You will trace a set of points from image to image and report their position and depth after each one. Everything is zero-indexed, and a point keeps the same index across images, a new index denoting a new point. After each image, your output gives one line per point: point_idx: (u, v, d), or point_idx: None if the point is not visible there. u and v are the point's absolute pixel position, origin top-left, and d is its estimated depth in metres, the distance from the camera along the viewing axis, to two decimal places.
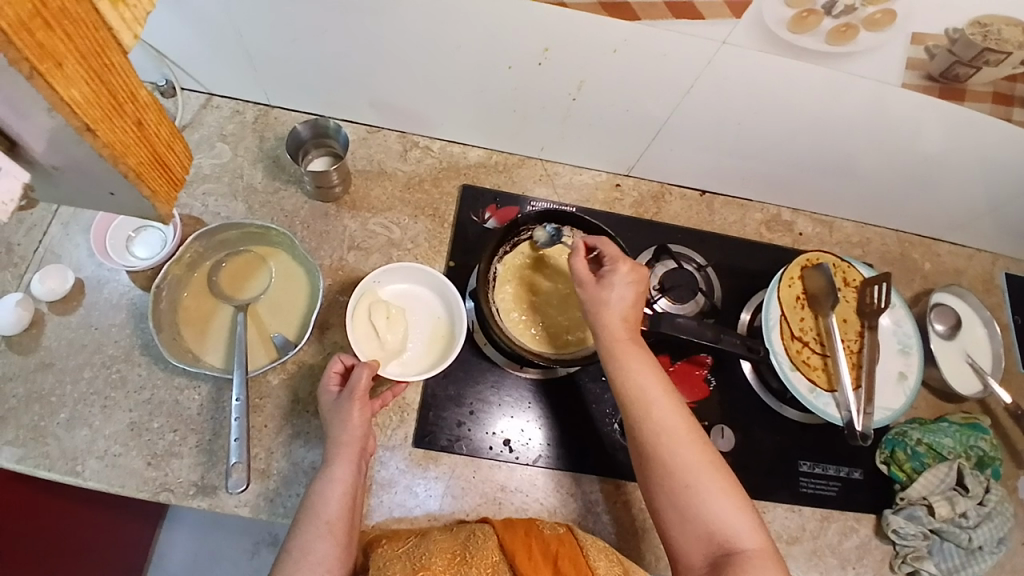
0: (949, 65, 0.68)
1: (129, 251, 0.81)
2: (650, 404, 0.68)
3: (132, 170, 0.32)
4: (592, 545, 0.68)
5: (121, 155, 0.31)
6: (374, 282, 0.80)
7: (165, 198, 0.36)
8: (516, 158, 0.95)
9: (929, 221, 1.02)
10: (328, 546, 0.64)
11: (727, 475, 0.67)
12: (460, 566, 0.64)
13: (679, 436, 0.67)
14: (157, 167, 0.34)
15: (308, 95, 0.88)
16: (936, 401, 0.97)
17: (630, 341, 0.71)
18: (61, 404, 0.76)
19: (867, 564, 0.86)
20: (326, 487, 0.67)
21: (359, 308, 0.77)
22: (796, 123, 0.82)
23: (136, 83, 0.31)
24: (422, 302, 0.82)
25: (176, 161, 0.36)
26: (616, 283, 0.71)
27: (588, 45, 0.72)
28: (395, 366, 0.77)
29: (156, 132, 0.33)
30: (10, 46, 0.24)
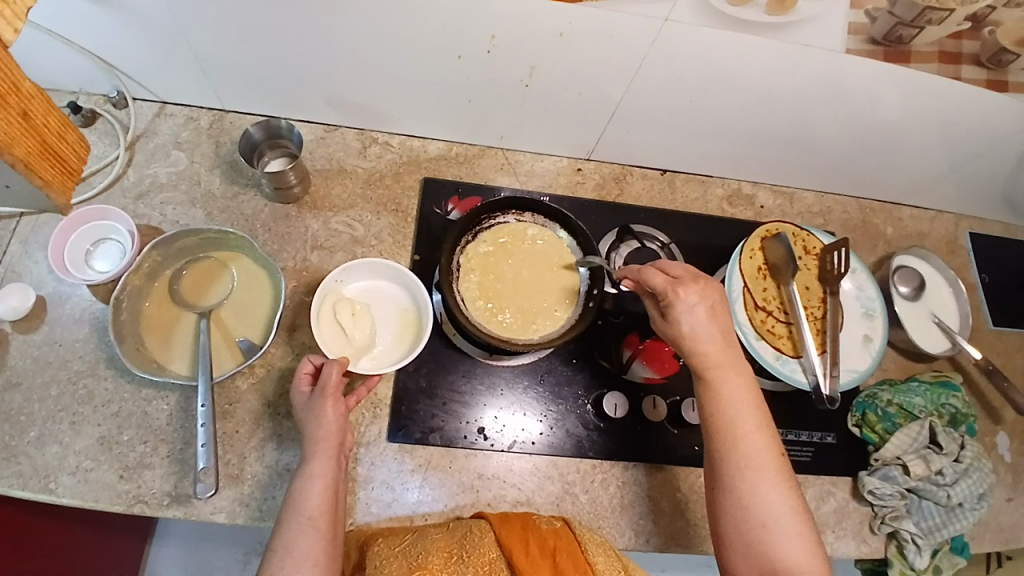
0: (891, 27, 0.70)
1: (89, 264, 0.80)
2: (742, 438, 0.68)
3: (22, 159, 0.38)
4: (590, 540, 0.69)
5: (9, 146, 0.36)
6: (336, 281, 0.80)
7: (57, 183, 0.41)
8: (476, 149, 0.95)
9: (890, 187, 1.03)
10: (311, 542, 0.64)
11: (805, 518, 0.67)
12: (459, 565, 0.64)
13: (766, 475, 0.66)
14: (47, 157, 0.40)
15: (261, 97, 0.88)
16: (906, 363, 0.98)
17: (726, 369, 0.70)
18: (30, 422, 0.75)
19: (846, 527, 0.88)
20: (307, 485, 0.67)
21: (323, 307, 0.77)
22: (749, 98, 0.83)
23: (19, 80, 0.36)
24: (387, 297, 0.82)
25: (64, 149, 0.41)
26: (684, 317, 0.70)
27: (534, 32, 0.73)
28: (367, 360, 0.77)
29: (43, 122, 0.39)
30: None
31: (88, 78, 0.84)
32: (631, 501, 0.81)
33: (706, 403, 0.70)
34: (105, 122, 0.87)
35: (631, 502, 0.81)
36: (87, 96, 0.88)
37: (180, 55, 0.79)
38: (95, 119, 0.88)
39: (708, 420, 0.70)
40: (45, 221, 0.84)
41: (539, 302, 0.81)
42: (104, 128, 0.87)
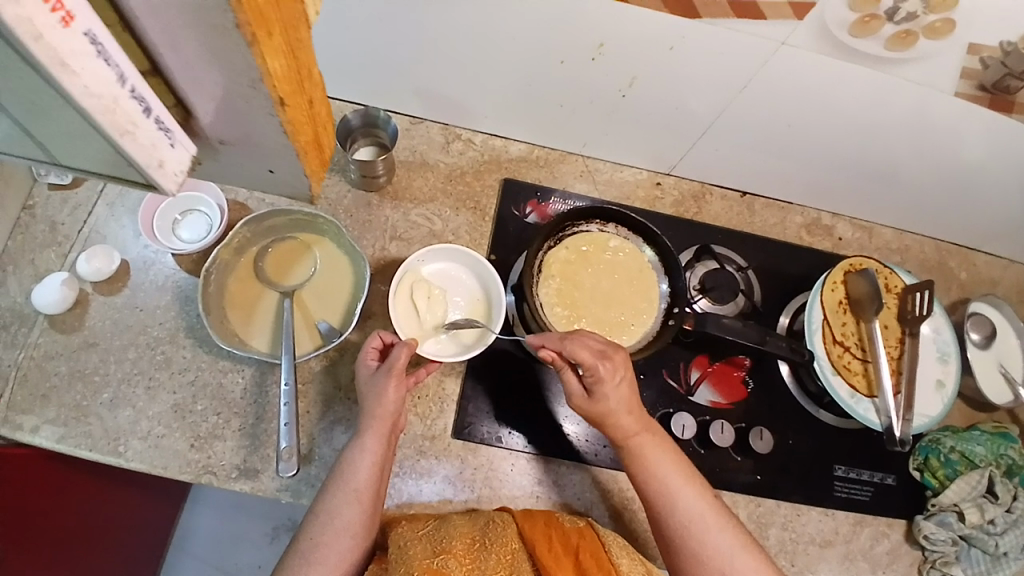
0: (1000, 77, 0.69)
1: (175, 233, 0.81)
2: (675, 495, 0.70)
3: (303, 147, 0.32)
4: (614, 542, 0.67)
5: (297, 132, 0.31)
6: (420, 262, 0.81)
7: (319, 177, 0.35)
8: (558, 154, 0.95)
9: (968, 231, 1.02)
10: (351, 514, 0.67)
11: (758, 551, 0.70)
12: (480, 552, 0.64)
13: (710, 522, 0.69)
14: (318, 148, 0.34)
15: (354, 84, 0.88)
16: (969, 410, 0.97)
17: (642, 434, 0.72)
18: (105, 384, 0.76)
19: (897, 569, 0.87)
20: (357, 459, 0.69)
21: (402, 286, 0.78)
22: (848, 128, 0.82)
23: (309, 63, 0.31)
24: (463, 286, 0.82)
25: (324, 142, 0.35)
26: (610, 392, 0.69)
27: (643, 42, 0.72)
28: (433, 344, 0.77)
29: (321, 112, 0.33)
30: (240, 7, 0.23)
31: None
32: None
33: (637, 472, 0.71)
34: None
35: None
36: None
37: None
38: None
39: (642, 485, 0.71)
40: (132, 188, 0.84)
41: (615, 314, 0.81)
42: None
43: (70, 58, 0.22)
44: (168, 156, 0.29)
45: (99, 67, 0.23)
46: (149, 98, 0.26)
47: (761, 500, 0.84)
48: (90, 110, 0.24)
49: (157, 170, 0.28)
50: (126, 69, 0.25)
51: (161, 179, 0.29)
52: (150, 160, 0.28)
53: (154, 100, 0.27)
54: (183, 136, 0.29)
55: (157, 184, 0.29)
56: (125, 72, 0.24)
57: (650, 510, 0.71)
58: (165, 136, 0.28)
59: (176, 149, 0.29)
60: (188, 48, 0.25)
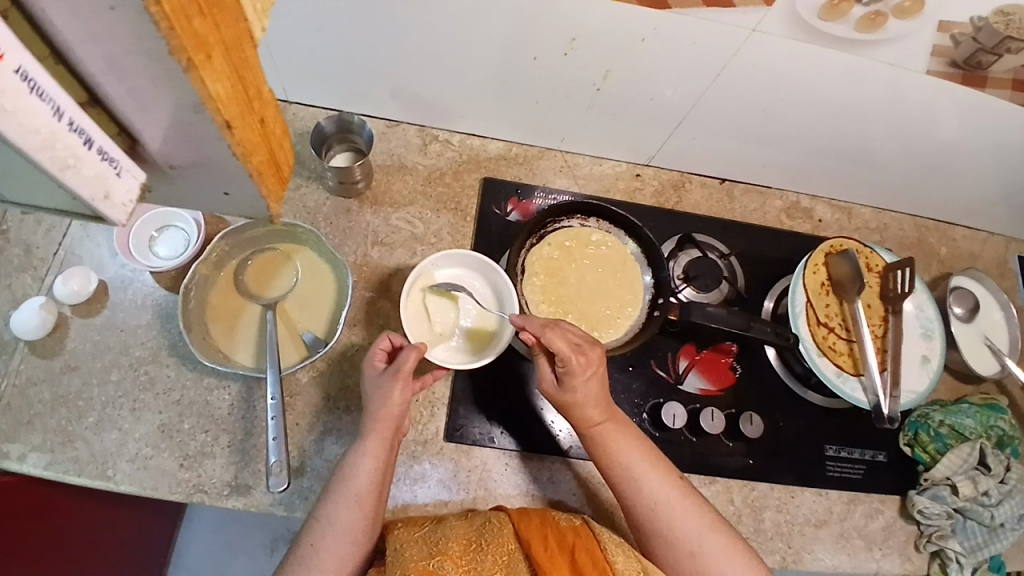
0: (973, 52, 0.70)
1: (153, 251, 0.80)
2: (639, 480, 0.70)
3: (257, 167, 0.32)
4: (610, 540, 0.66)
5: (249, 153, 0.31)
6: (432, 265, 0.79)
7: (277, 196, 0.35)
8: (536, 150, 0.95)
9: (946, 207, 1.03)
10: (352, 518, 0.66)
11: (727, 531, 0.70)
12: (475, 554, 0.64)
13: (675, 506, 0.70)
14: (275, 167, 0.34)
15: (327, 89, 0.87)
16: (956, 383, 0.98)
17: (607, 422, 0.71)
18: (89, 408, 0.75)
19: (893, 545, 0.87)
20: (358, 464, 0.68)
21: (413, 290, 0.76)
22: (822, 111, 0.83)
23: (260, 82, 0.31)
24: (476, 292, 0.80)
25: (283, 160, 0.35)
26: (579, 385, 0.69)
27: (616, 36, 0.72)
28: (441, 349, 0.76)
29: (276, 130, 0.33)
30: (172, 33, 0.23)
31: None
32: None
33: (601, 459, 0.72)
34: None
35: None
36: None
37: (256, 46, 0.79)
38: None
39: (607, 472, 0.72)
40: None
41: (603, 308, 0.81)
42: None
43: (2, 97, 0.21)
44: (115, 186, 0.28)
45: (31, 102, 0.22)
46: (89, 129, 0.26)
47: (755, 485, 0.85)
48: (25, 148, 0.23)
49: (103, 202, 0.28)
50: (63, 103, 0.24)
51: (108, 210, 0.28)
52: (96, 192, 0.27)
53: (95, 130, 0.26)
54: (128, 163, 0.29)
55: (105, 216, 0.29)
56: (61, 105, 0.24)
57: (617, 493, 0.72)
58: (109, 166, 0.27)
59: (122, 177, 0.28)
60: (134, 76, 0.25)
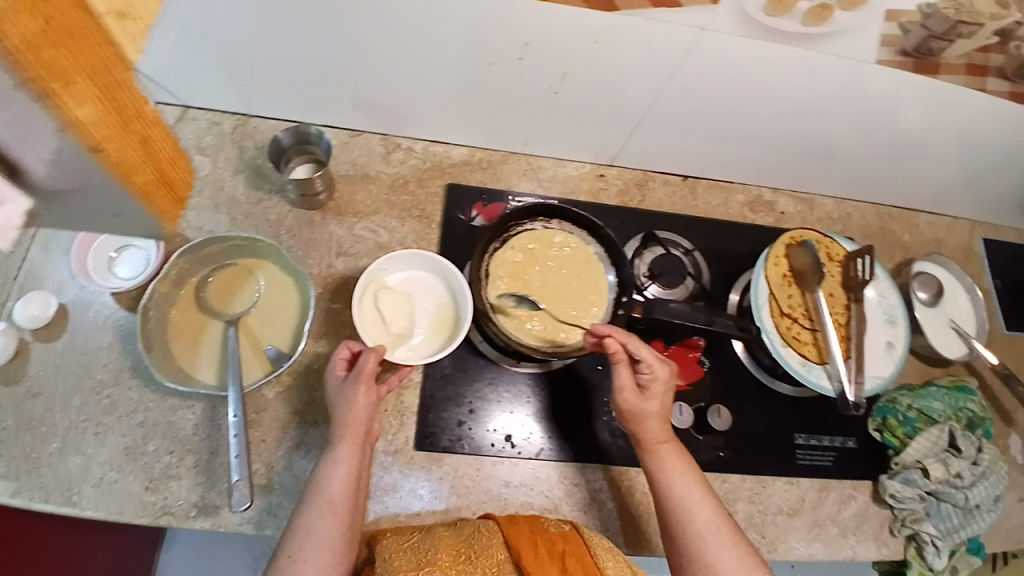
0: (923, 39, 0.70)
1: (112, 271, 0.80)
2: (690, 503, 0.70)
3: (140, 188, 0.33)
4: (599, 544, 0.67)
5: (128, 174, 0.32)
6: (382, 269, 0.79)
7: (171, 214, 0.36)
8: (500, 154, 0.95)
9: (908, 194, 1.04)
10: (328, 525, 0.65)
11: (764, 575, 0.68)
12: (465, 566, 0.63)
13: (720, 536, 0.68)
14: (164, 185, 0.35)
15: (285, 102, 0.87)
16: (924, 368, 0.99)
17: (669, 442, 0.74)
18: (53, 433, 0.74)
19: (867, 530, 0.88)
20: (331, 470, 0.68)
21: (365, 295, 0.76)
22: (778, 107, 0.83)
23: (142, 100, 0.31)
24: (428, 289, 0.80)
25: (177, 178, 0.36)
26: (655, 395, 0.73)
27: (568, 38, 0.73)
28: (405, 350, 0.76)
29: (164, 149, 0.34)
30: (20, 66, 0.24)
31: None
32: None
33: (655, 477, 0.73)
34: None
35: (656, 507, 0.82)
36: None
37: (208, 61, 0.78)
38: None
39: (658, 491, 0.72)
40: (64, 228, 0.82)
41: (569, 309, 0.81)
42: None
43: None
44: None
45: None
46: None
47: (727, 477, 0.85)
48: None
49: None
50: None
51: None
52: None
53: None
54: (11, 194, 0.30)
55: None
56: None
57: (662, 516, 0.72)
58: None
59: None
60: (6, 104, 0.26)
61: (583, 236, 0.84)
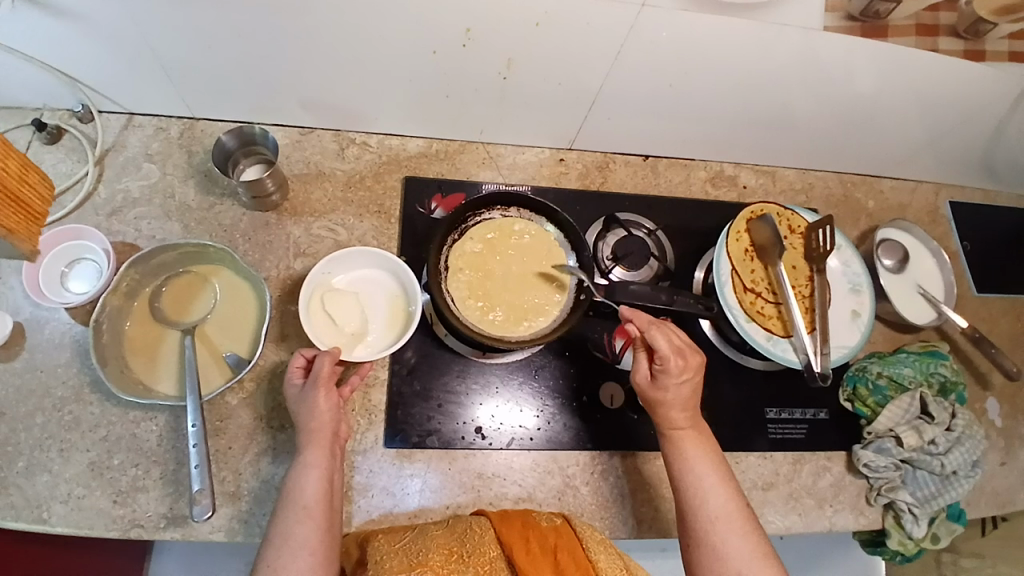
0: (868, 2, 0.70)
1: (66, 286, 0.78)
2: (706, 491, 0.69)
3: None
4: (591, 536, 0.66)
5: None
6: (325, 273, 0.78)
7: None
8: (457, 144, 0.94)
9: (870, 160, 1.04)
10: (306, 530, 0.64)
11: (775, 563, 0.66)
12: (458, 563, 0.62)
13: (734, 525, 0.67)
14: None
15: (231, 104, 0.85)
16: (893, 334, 0.99)
17: (690, 428, 0.73)
18: (17, 453, 0.73)
19: (843, 500, 0.89)
20: (303, 478, 0.67)
21: (311, 302, 0.75)
22: (730, 82, 0.83)
23: None
24: (377, 284, 0.80)
25: None
26: (672, 385, 0.71)
27: (509, 24, 0.71)
28: (362, 348, 0.76)
29: None
30: None
31: (50, 94, 0.81)
32: (632, 489, 0.82)
33: (671, 462, 0.72)
34: (72, 138, 0.84)
35: (631, 490, 0.82)
36: (52, 111, 0.85)
37: (145, 66, 0.76)
38: (61, 136, 0.84)
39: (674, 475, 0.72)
40: None
41: (530, 297, 0.81)
42: (70, 144, 0.84)
43: None
44: None
45: None
46: None
47: None
48: None
49: None
50: None
51: None
52: None
53: None
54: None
55: None
56: None
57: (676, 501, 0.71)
58: None
59: None
60: None
61: (543, 223, 0.84)
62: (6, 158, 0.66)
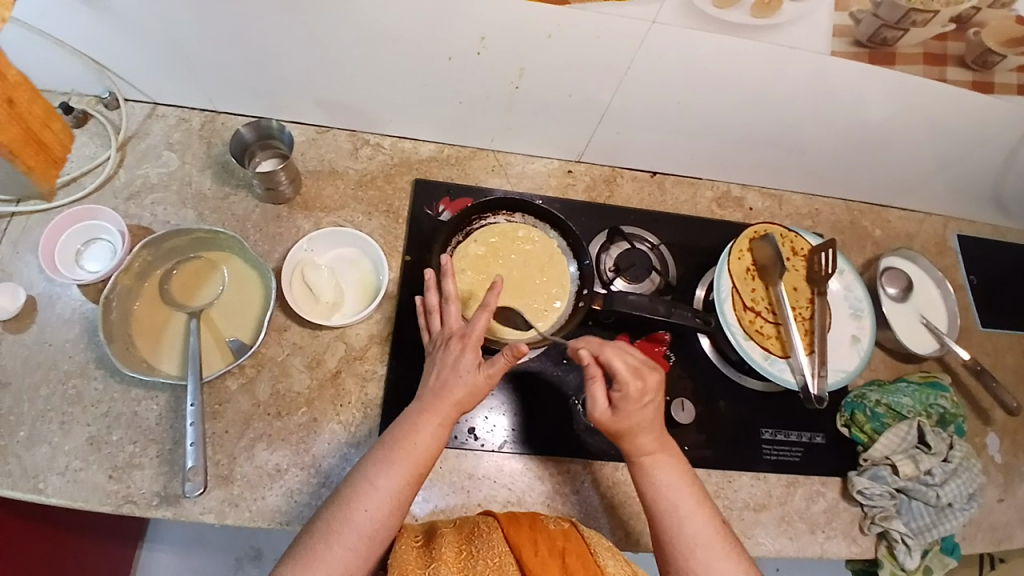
0: (876, 29, 0.71)
1: (79, 264, 0.80)
2: (682, 518, 0.69)
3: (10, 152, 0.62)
4: (598, 543, 0.65)
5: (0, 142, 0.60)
6: (309, 251, 0.83)
7: (41, 172, 0.69)
8: (467, 151, 0.96)
9: (877, 189, 1.04)
10: (390, 477, 0.65)
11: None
12: (468, 562, 0.60)
13: (714, 549, 0.67)
14: (36, 151, 0.67)
15: (250, 99, 0.88)
16: (894, 363, 0.99)
17: (660, 450, 0.72)
18: (19, 423, 0.74)
19: (836, 526, 0.88)
20: (417, 434, 0.68)
21: (294, 276, 0.81)
22: (741, 103, 0.84)
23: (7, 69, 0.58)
24: (352, 262, 0.85)
25: (53, 140, 0.69)
26: (633, 411, 0.69)
27: (524, 36, 0.74)
28: (336, 317, 0.81)
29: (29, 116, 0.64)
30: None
31: (78, 79, 0.85)
32: (622, 499, 0.82)
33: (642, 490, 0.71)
34: (97, 123, 0.87)
35: (620, 501, 0.82)
36: (79, 97, 0.88)
37: (171, 58, 0.80)
38: (86, 121, 0.88)
39: (647, 502, 0.71)
40: (34, 223, 0.83)
41: (530, 301, 0.82)
42: (95, 129, 0.88)
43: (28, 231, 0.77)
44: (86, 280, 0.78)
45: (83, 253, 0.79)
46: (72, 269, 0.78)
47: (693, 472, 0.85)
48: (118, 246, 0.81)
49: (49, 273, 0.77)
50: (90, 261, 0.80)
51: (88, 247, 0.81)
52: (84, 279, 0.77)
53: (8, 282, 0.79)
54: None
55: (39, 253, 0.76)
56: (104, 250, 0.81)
57: (652, 528, 0.70)
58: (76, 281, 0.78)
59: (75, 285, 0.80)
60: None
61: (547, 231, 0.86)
62: (32, 102, 0.64)
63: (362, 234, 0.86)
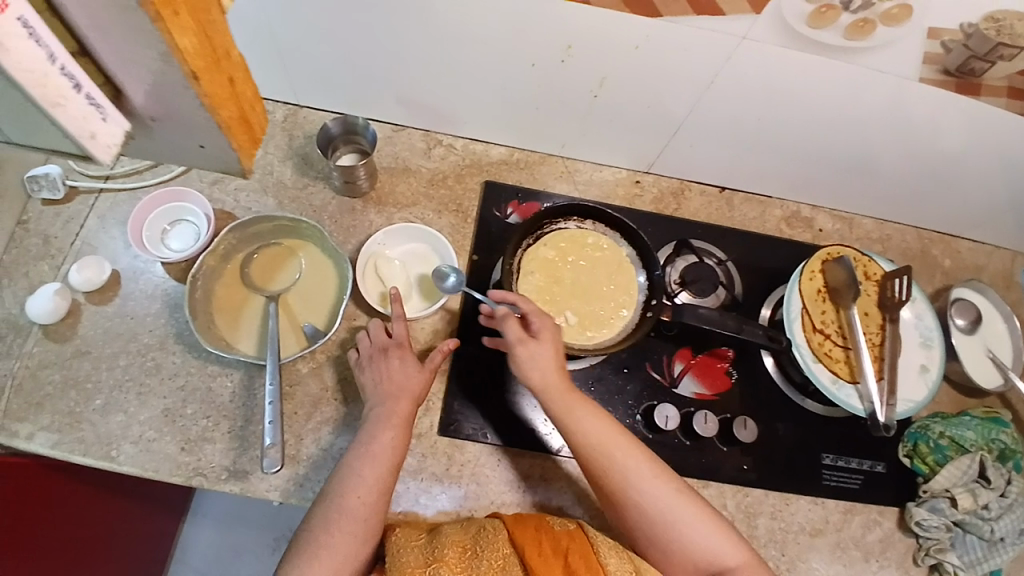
0: (964, 60, 0.70)
1: (164, 243, 0.84)
2: (638, 473, 0.70)
3: (223, 122, 0.41)
4: (603, 542, 0.63)
5: (216, 107, 0.40)
6: (382, 244, 0.86)
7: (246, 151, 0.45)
8: (537, 156, 0.97)
9: (947, 218, 1.02)
10: (371, 469, 0.67)
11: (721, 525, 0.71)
12: (471, 561, 0.61)
13: (674, 494, 0.70)
14: (242, 125, 0.43)
15: (334, 94, 0.90)
16: (958, 396, 0.96)
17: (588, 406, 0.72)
18: (97, 391, 0.77)
19: (891, 557, 0.86)
20: (376, 431, 0.69)
21: (367, 267, 0.83)
22: (820, 124, 0.84)
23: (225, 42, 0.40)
24: (422, 258, 0.86)
25: (255, 123, 0.45)
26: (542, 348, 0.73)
27: (611, 47, 0.75)
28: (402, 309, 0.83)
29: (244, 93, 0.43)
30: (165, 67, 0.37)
31: None
32: None
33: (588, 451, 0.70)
34: None
35: None
36: None
37: (266, 50, 0.83)
38: None
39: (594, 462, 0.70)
40: (122, 200, 0.87)
41: (598, 309, 0.82)
42: None
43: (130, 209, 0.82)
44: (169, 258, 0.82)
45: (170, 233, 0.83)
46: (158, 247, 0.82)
47: (749, 491, 0.85)
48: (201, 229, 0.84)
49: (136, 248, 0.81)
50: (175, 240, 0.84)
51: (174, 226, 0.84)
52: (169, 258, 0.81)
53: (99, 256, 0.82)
54: (114, 113, 0.38)
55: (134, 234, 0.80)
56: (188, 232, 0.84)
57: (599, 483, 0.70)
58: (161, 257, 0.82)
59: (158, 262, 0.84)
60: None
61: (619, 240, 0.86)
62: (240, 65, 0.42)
63: (436, 232, 0.87)
